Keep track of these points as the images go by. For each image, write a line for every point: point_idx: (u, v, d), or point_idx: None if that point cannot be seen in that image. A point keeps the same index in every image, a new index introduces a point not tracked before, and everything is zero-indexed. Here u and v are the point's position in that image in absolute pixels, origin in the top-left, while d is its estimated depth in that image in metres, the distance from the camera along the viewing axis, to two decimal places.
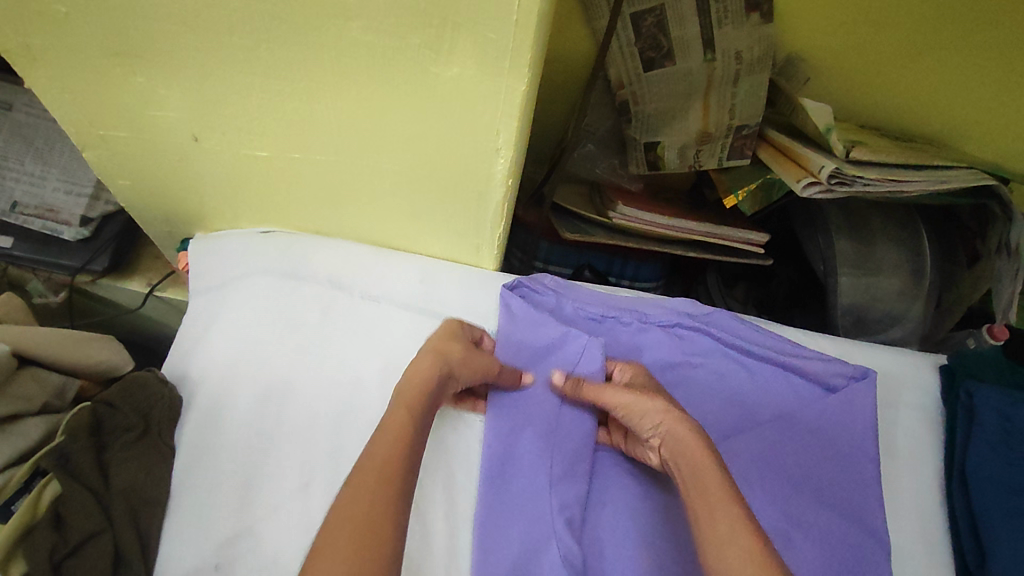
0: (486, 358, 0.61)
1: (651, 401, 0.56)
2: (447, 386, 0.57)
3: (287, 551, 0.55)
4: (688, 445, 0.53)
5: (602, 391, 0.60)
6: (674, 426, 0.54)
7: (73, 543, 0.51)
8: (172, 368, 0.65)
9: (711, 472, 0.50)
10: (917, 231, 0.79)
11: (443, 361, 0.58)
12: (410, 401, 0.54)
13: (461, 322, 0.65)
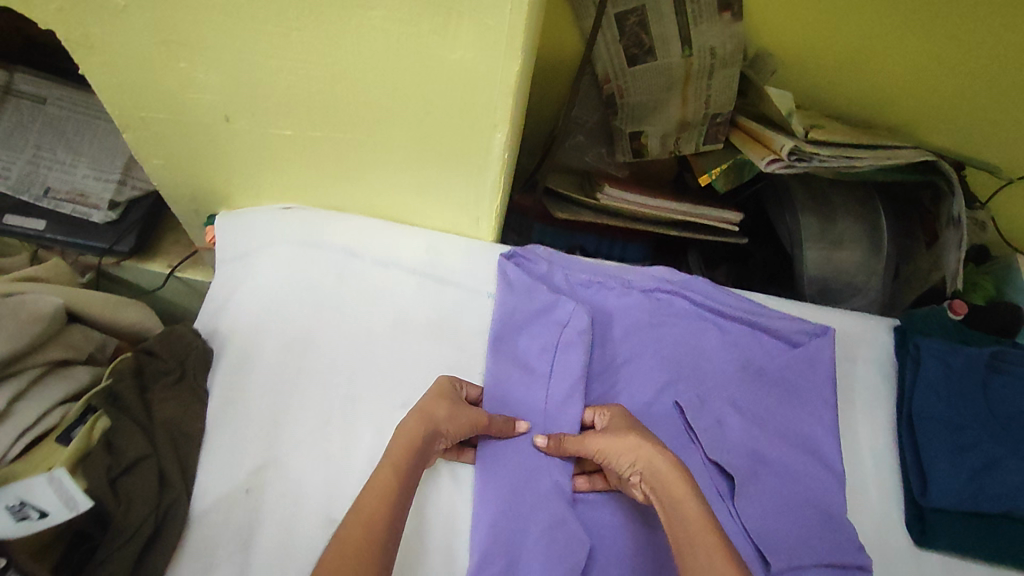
0: (472, 414, 0.63)
1: (628, 437, 0.61)
2: (436, 440, 0.60)
3: (312, 480, 0.63)
4: (666, 479, 0.57)
5: (582, 439, 0.64)
6: (651, 460, 0.59)
7: (126, 462, 0.58)
8: (205, 325, 0.73)
9: (691, 509, 0.54)
10: (874, 208, 0.88)
11: (431, 424, 0.59)
12: (399, 460, 0.56)
13: (453, 379, 0.67)
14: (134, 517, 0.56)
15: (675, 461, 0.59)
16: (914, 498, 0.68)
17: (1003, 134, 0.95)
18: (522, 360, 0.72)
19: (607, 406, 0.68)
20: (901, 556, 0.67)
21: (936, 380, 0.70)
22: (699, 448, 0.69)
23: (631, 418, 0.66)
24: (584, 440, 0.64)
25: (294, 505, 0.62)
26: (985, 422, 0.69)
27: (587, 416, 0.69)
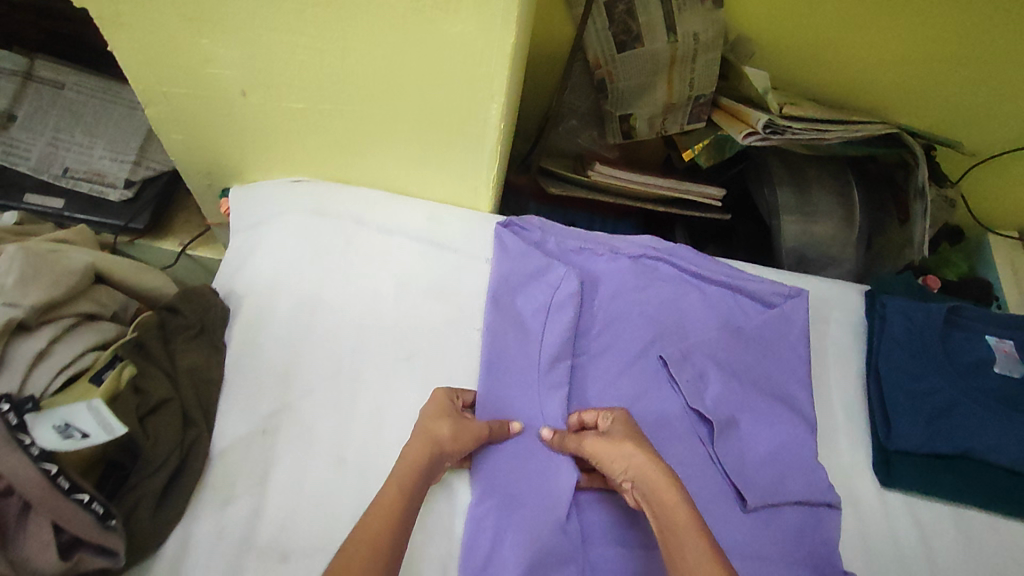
0: (474, 430, 0.66)
1: (623, 445, 0.63)
2: (441, 461, 0.63)
3: (323, 424, 0.68)
4: (657, 486, 0.59)
5: (582, 442, 0.66)
6: (642, 469, 0.61)
7: (152, 402, 0.63)
8: (222, 286, 0.78)
9: (682, 518, 0.56)
10: (846, 182, 0.96)
11: (436, 446, 0.63)
12: (405, 480, 0.59)
13: (450, 393, 0.69)
14: (161, 449, 0.61)
15: (666, 468, 0.61)
16: (879, 442, 0.74)
17: (967, 113, 1.02)
18: (518, 317, 0.77)
19: (611, 410, 0.69)
20: (867, 495, 0.73)
21: (899, 334, 0.77)
22: (680, 396, 0.75)
23: (634, 425, 0.67)
24: (584, 442, 0.66)
25: (306, 446, 0.67)
26: (947, 372, 0.74)
27: (587, 417, 0.70)
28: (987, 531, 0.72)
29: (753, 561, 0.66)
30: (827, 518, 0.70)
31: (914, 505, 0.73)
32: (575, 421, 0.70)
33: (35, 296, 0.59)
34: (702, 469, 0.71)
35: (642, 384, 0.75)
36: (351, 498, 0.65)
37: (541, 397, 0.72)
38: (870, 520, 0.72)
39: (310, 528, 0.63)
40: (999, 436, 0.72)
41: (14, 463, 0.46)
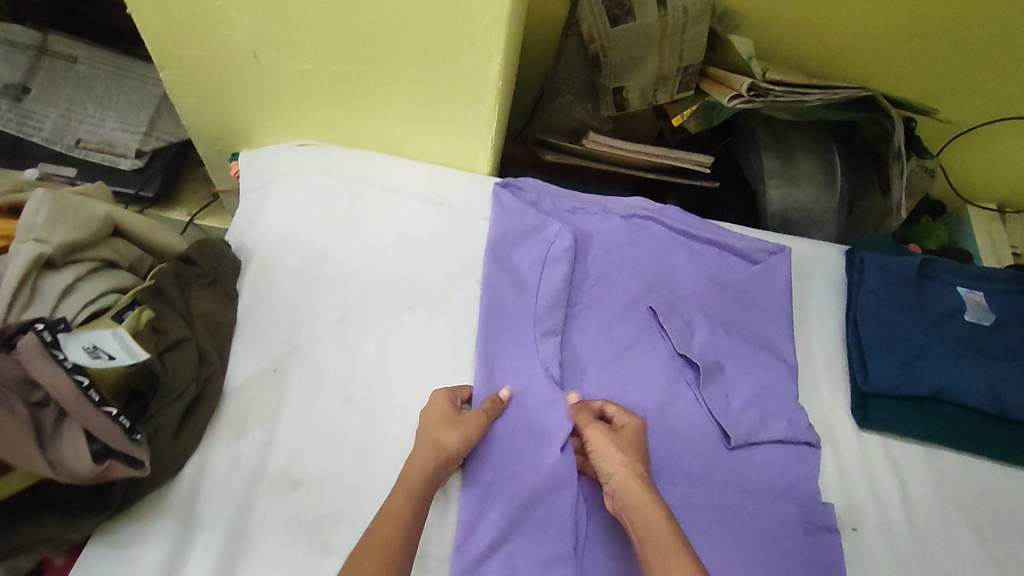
0: (474, 427, 0.67)
1: (619, 454, 0.65)
2: (446, 466, 0.64)
3: (331, 366, 0.72)
4: (643, 501, 0.61)
5: (584, 430, 0.68)
6: (631, 481, 0.63)
7: (170, 340, 0.66)
8: (234, 239, 0.81)
9: (665, 533, 0.58)
10: (828, 148, 1.00)
11: (439, 451, 0.64)
12: (413, 487, 0.61)
13: (448, 393, 0.70)
14: (179, 382, 0.64)
15: (653, 488, 0.63)
16: (857, 387, 0.79)
17: (943, 84, 1.07)
18: (514, 270, 0.80)
19: (630, 412, 0.72)
20: (846, 435, 0.77)
21: (876, 285, 0.82)
22: (669, 343, 0.78)
23: (642, 434, 0.69)
24: (586, 435, 0.68)
25: (316, 384, 0.71)
26: (919, 319, 0.79)
27: (609, 409, 0.72)
28: (958, 468, 0.76)
29: (736, 494, 0.71)
30: (808, 455, 0.74)
31: (890, 444, 0.77)
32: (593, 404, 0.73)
33: (61, 236, 0.63)
34: (689, 410, 0.75)
35: (634, 333, 0.79)
36: (357, 433, 0.69)
37: (536, 342, 0.75)
38: (848, 457, 0.76)
39: (318, 461, 0.67)
40: (972, 378, 0.76)
41: (49, 373, 0.51)
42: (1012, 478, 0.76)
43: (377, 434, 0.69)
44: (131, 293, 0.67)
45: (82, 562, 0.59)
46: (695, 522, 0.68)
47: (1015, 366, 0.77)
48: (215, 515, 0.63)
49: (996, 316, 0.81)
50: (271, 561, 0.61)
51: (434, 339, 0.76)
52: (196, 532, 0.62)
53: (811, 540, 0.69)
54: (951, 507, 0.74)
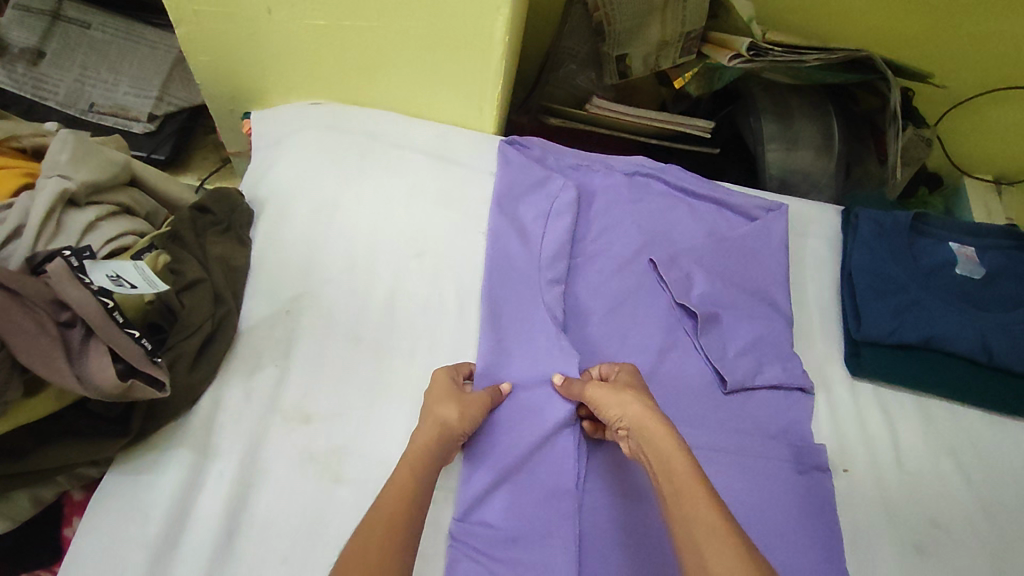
0: (477, 405, 0.67)
1: (623, 395, 0.65)
2: (451, 441, 0.64)
3: (341, 309, 0.75)
4: (653, 432, 0.61)
5: (584, 388, 0.68)
6: (638, 415, 0.63)
7: (187, 280, 0.68)
8: (248, 190, 0.84)
9: (682, 465, 0.57)
10: (826, 111, 1.02)
11: (445, 426, 0.64)
12: (417, 460, 0.61)
13: (451, 369, 0.70)
14: (196, 318, 0.67)
15: (670, 425, 0.62)
16: (850, 335, 0.81)
17: (942, 51, 1.09)
18: (520, 222, 0.83)
19: (620, 363, 0.72)
20: (838, 383, 0.80)
21: (870, 239, 0.85)
22: (668, 293, 0.81)
23: (639, 378, 0.70)
24: (586, 389, 0.68)
25: (327, 325, 0.73)
26: (912, 272, 0.82)
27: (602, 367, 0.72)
28: (946, 416, 0.79)
29: (731, 435, 0.73)
30: (802, 400, 0.76)
31: (881, 393, 0.79)
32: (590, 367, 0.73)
33: (85, 174, 0.66)
34: (687, 357, 0.78)
35: (634, 282, 0.81)
36: (366, 373, 0.71)
37: (540, 289, 0.78)
38: (840, 403, 0.78)
39: (328, 396, 0.69)
40: (961, 326, 0.78)
41: (77, 293, 0.53)
42: (998, 425, 0.79)
43: (385, 374, 0.72)
44: (148, 238, 0.70)
45: (103, 485, 0.62)
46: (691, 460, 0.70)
47: (1004, 317, 0.79)
48: (230, 445, 0.65)
49: (986, 270, 0.83)
50: (284, 488, 0.64)
51: (441, 287, 0.78)
52: (211, 461, 0.65)
53: (803, 478, 0.72)
54: (939, 451, 0.76)
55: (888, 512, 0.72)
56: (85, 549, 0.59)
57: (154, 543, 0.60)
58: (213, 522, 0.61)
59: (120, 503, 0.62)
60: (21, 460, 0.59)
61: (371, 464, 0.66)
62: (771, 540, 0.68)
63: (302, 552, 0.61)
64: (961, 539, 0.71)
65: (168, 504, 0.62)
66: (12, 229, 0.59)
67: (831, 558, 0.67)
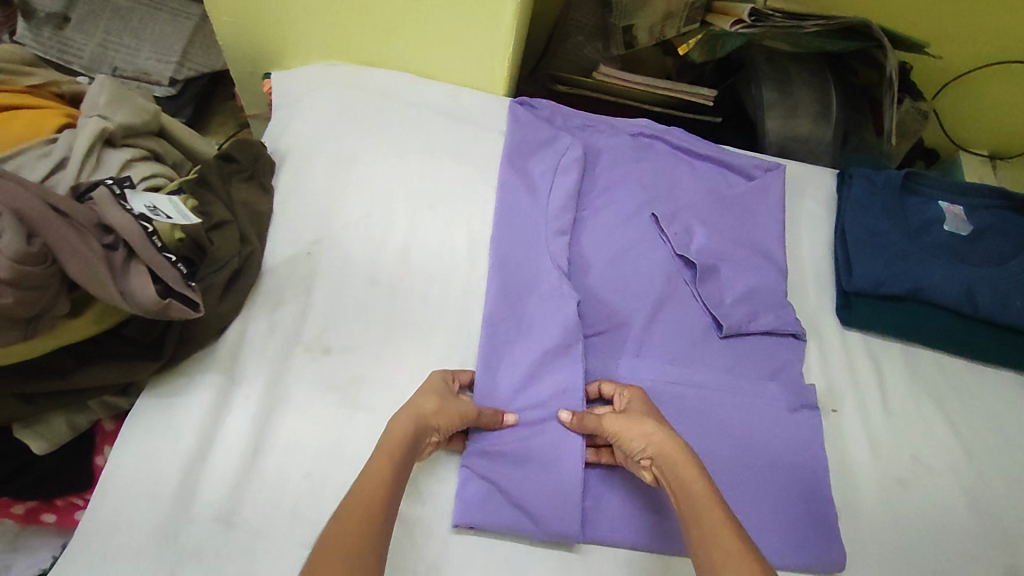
0: (460, 413, 0.65)
1: (643, 424, 0.63)
2: (423, 436, 0.61)
3: (359, 252, 0.79)
4: (677, 463, 0.59)
5: (601, 417, 0.66)
6: (661, 446, 0.60)
7: (215, 221, 0.73)
8: (270, 143, 0.88)
9: (709, 503, 0.55)
10: (825, 80, 1.06)
11: (419, 418, 0.61)
12: (394, 450, 0.58)
13: (446, 375, 0.69)
14: (224, 254, 0.71)
15: (693, 456, 0.60)
16: (842, 287, 0.85)
17: (940, 24, 1.12)
18: (528, 176, 0.86)
19: (627, 387, 0.71)
20: (830, 331, 0.84)
21: (863, 197, 0.88)
22: (668, 246, 0.85)
23: (652, 407, 0.68)
24: (604, 421, 0.66)
25: (345, 267, 0.78)
26: (901, 228, 0.86)
27: (606, 389, 0.71)
28: (932, 364, 0.83)
29: (729, 376, 0.77)
30: (794, 345, 0.80)
31: (870, 341, 0.84)
32: (595, 389, 0.72)
33: (122, 117, 0.70)
34: (686, 305, 0.81)
35: (635, 237, 0.85)
36: (384, 311, 0.76)
37: (548, 237, 0.81)
38: (831, 349, 0.82)
39: (347, 330, 0.74)
40: (949, 279, 0.82)
41: (120, 216, 0.58)
42: (981, 372, 0.83)
43: (401, 311, 0.76)
44: (177, 184, 0.74)
45: (138, 404, 0.67)
46: (686, 394, 0.75)
47: (988, 271, 0.83)
48: (256, 371, 0.70)
49: (973, 227, 0.87)
50: (305, 411, 0.69)
51: (453, 236, 0.82)
52: (239, 384, 0.69)
53: (794, 416, 0.76)
54: (924, 396, 0.80)
55: (872, 448, 0.76)
56: (123, 461, 0.64)
57: (188, 455, 0.65)
58: (240, 438, 0.66)
59: (155, 419, 0.66)
60: (64, 377, 0.64)
61: (387, 393, 0.71)
62: (759, 470, 0.72)
63: (323, 467, 0.66)
64: (940, 474, 0.76)
65: (199, 422, 0.66)
66: (57, 160, 0.64)
67: (816, 486, 0.72)
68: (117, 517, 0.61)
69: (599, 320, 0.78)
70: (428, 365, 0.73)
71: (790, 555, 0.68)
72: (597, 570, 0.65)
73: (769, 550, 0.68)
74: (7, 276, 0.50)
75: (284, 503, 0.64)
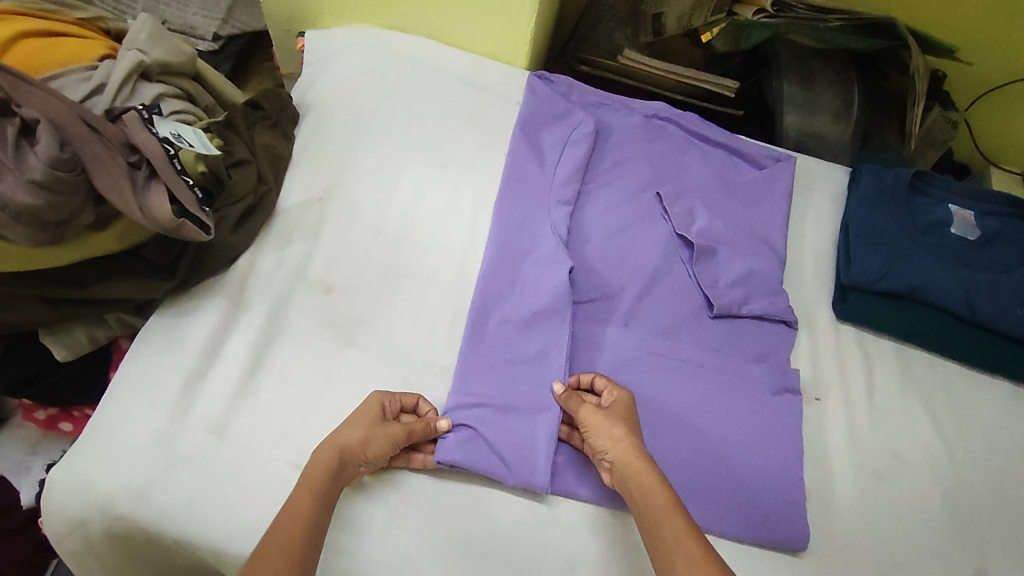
0: (389, 438, 0.63)
1: (613, 427, 0.65)
2: (349, 467, 0.61)
3: (367, 203, 0.82)
4: (637, 470, 0.61)
5: (576, 410, 0.68)
6: (625, 455, 0.62)
7: (235, 158, 0.77)
8: (297, 96, 0.92)
9: (669, 511, 0.57)
10: (848, 79, 1.07)
11: (345, 452, 0.61)
12: (315, 484, 0.58)
13: (385, 396, 0.67)
14: (240, 189, 0.75)
15: (654, 464, 0.62)
16: (840, 281, 0.86)
17: (977, 32, 1.10)
18: (539, 146, 0.88)
19: (621, 388, 0.70)
20: (823, 323, 0.84)
21: (870, 193, 0.89)
22: (669, 224, 0.86)
23: (632, 409, 0.69)
24: (580, 414, 0.67)
25: (352, 216, 0.81)
26: (906, 228, 0.86)
27: (598, 382, 0.71)
28: (924, 365, 0.82)
29: (716, 355, 0.78)
30: (783, 332, 0.81)
31: (863, 336, 0.84)
32: (586, 378, 0.72)
33: (158, 53, 0.75)
34: (680, 282, 0.83)
35: (636, 215, 0.86)
36: (385, 259, 0.79)
37: (551, 205, 0.83)
38: (821, 340, 0.83)
39: (348, 274, 0.77)
40: (948, 281, 0.82)
41: (146, 137, 0.63)
42: (974, 378, 0.83)
43: (401, 259, 0.79)
44: (205, 123, 0.78)
45: (152, 321, 0.72)
46: (669, 367, 0.76)
47: (992, 277, 0.83)
48: (259, 301, 0.74)
49: (981, 232, 0.87)
50: (301, 343, 0.73)
51: (459, 197, 0.85)
52: (242, 311, 0.74)
53: (775, 400, 0.77)
54: (912, 395, 0.80)
55: (852, 439, 0.77)
56: (130, 370, 0.69)
57: (187, 372, 0.69)
58: (237, 361, 0.70)
59: (163, 336, 0.71)
60: (85, 288, 0.69)
61: (380, 335, 0.74)
62: (733, 447, 0.74)
63: (312, 396, 0.70)
64: (919, 471, 0.76)
65: (200, 343, 0.71)
66: (94, 85, 0.69)
67: (789, 467, 0.73)
68: (119, 419, 0.66)
69: (591, 288, 0.80)
70: (422, 314, 0.76)
71: (752, 530, 0.69)
72: (561, 520, 0.68)
73: (733, 524, 0.69)
74: (40, 177, 0.56)
75: (272, 424, 0.68)
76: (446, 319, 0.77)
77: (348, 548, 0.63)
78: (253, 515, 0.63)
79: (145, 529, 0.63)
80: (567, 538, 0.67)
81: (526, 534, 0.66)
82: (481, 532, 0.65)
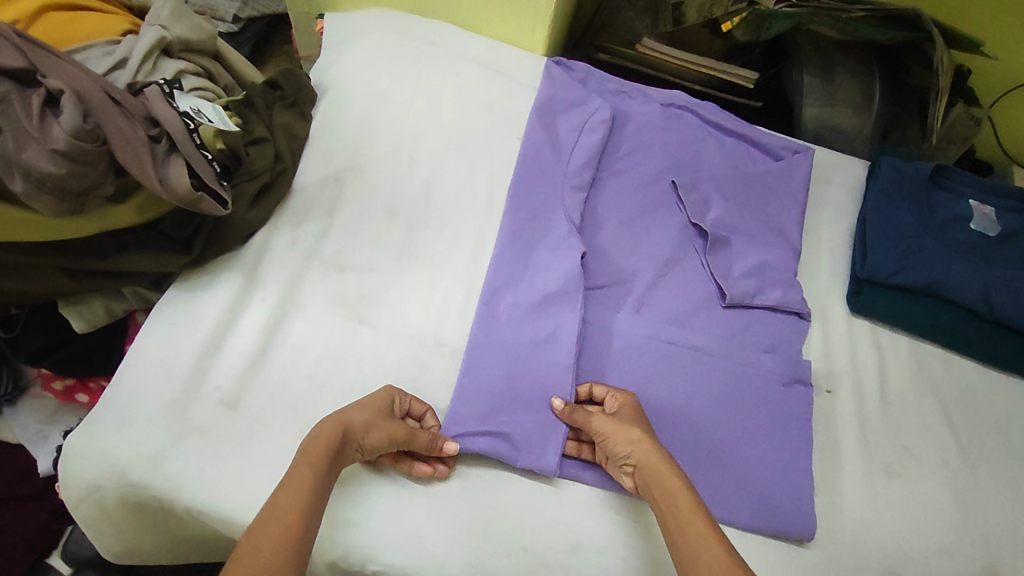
0: (387, 435, 0.62)
1: (629, 429, 0.64)
2: (349, 449, 0.60)
3: (383, 183, 0.83)
4: (659, 472, 0.60)
5: (590, 418, 0.66)
6: (647, 455, 0.62)
7: (254, 136, 0.78)
8: (316, 76, 0.93)
9: (692, 511, 0.57)
10: (870, 71, 1.05)
11: (347, 431, 0.60)
12: (318, 461, 0.57)
13: (397, 395, 0.67)
14: (258, 166, 0.76)
15: (673, 462, 0.62)
16: (855, 275, 0.85)
17: (1005, 27, 1.08)
18: (555, 133, 0.88)
19: (620, 391, 0.70)
20: (837, 316, 0.84)
21: (889, 186, 0.88)
22: (684, 213, 0.85)
23: (639, 410, 0.68)
24: (592, 420, 0.66)
25: (367, 196, 0.82)
26: (925, 222, 0.85)
27: (598, 391, 0.71)
28: (938, 360, 0.82)
29: (728, 343, 0.78)
30: (796, 324, 0.81)
31: (877, 330, 0.83)
32: (584, 390, 0.72)
33: (180, 29, 0.75)
34: (693, 271, 0.82)
35: (651, 203, 0.86)
36: (398, 240, 0.79)
37: (565, 192, 0.83)
38: (834, 333, 0.82)
39: (362, 253, 0.78)
40: (966, 276, 0.81)
41: (166, 111, 0.64)
42: (989, 374, 0.82)
43: (415, 240, 0.80)
44: (224, 100, 0.79)
45: (170, 294, 0.73)
46: (681, 355, 0.76)
47: (1011, 273, 0.82)
48: (274, 277, 0.75)
49: (1001, 229, 0.86)
50: (314, 320, 0.73)
51: (475, 182, 0.85)
52: (257, 287, 0.74)
53: (786, 390, 0.76)
54: (925, 390, 0.79)
55: (862, 432, 0.76)
56: (146, 341, 0.70)
57: (203, 345, 0.70)
58: (252, 334, 0.71)
59: (179, 309, 0.72)
60: (104, 260, 0.70)
61: (392, 315, 0.75)
62: (742, 436, 0.73)
63: (323, 371, 0.70)
64: (929, 466, 0.75)
65: (215, 317, 0.72)
66: (119, 59, 0.70)
67: (796, 457, 0.73)
68: (135, 388, 0.67)
69: (603, 275, 0.80)
70: (434, 295, 0.77)
71: (759, 521, 0.69)
72: (567, 502, 0.68)
73: (740, 513, 0.69)
74: (62, 147, 0.56)
75: (284, 399, 0.68)
76: (457, 302, 0.77)
77: (356, 521, 0.64)
78: (264, 486, 0.64)
79: (158, 495, 0.64)
80: (573, 520, 0.67)
81: (532, 514, 0.67)
82: (487, 512, 0.66)
